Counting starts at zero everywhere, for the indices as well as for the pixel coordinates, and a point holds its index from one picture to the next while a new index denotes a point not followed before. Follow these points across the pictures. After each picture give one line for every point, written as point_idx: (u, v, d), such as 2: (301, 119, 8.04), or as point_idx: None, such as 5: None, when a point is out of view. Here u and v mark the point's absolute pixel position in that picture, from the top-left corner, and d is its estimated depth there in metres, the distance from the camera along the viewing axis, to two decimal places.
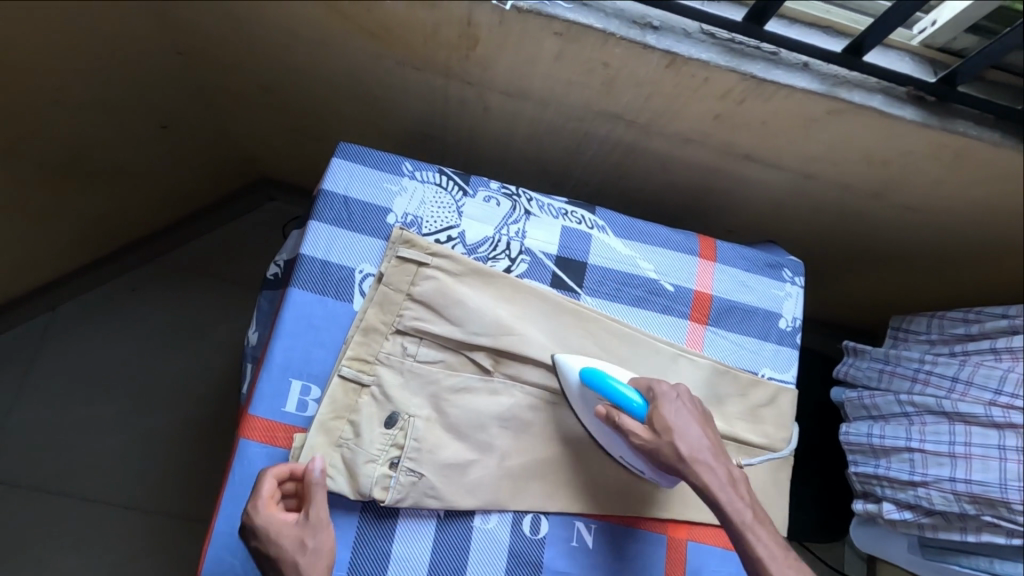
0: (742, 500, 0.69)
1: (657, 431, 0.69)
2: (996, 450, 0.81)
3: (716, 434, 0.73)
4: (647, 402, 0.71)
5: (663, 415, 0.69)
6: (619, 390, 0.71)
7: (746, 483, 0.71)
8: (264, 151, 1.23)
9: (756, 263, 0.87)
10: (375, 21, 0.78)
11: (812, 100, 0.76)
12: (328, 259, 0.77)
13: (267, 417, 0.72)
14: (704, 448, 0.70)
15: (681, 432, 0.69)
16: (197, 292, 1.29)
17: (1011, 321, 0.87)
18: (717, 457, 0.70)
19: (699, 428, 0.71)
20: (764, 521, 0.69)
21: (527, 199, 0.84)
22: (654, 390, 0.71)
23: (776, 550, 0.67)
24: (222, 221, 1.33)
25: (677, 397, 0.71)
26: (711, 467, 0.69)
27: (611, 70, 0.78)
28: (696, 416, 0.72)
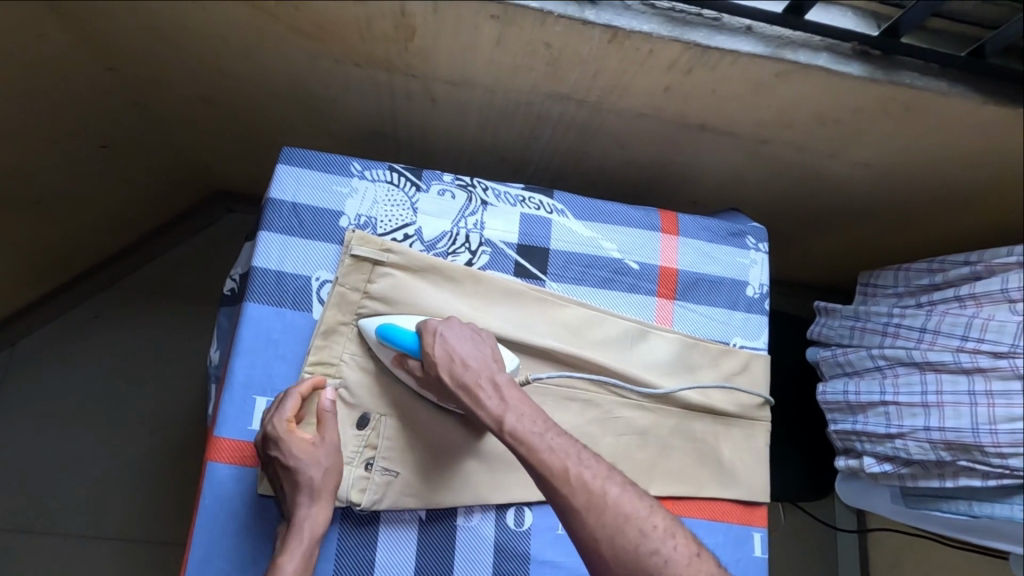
0: (503, 405, 0.68)
1: (427, 366, 0.69)
2: (968, 396, 0.82)
3: (491, 351, 0.72)
4: (418, 335, 0.70)
5: (428, 346, 0.69)
6: (404, 338, 0.70)
7: (512, 386, 0.69)
8: (217, 164, 1.19)
9: (719, 232, 0.87)
10: (306, 19, 0.75)
11: (758, 63, 0.75)
12: (282, 269, 0.75)
13: (234, 437, 0.70)
14: (465, 367, 0.69)
15: (442, 359, 0.68)
16: (164, 313, 1.26)
17: (973, 268, 0.88)
18: (481, 371, 0.69)
19: (467, 349, 0.70)
20: (528, 416, 0.67)
21: (482, 189, 0.82)
22: (426, 326, 0.70)
23: (536, 443, 0.65)
24: (182, 238, 1.30)
25: (444, 327, 0.71)
26: (471, 383, 0.68)
27: (554, 50, 0.76)
28: (466, 338, 0.71)
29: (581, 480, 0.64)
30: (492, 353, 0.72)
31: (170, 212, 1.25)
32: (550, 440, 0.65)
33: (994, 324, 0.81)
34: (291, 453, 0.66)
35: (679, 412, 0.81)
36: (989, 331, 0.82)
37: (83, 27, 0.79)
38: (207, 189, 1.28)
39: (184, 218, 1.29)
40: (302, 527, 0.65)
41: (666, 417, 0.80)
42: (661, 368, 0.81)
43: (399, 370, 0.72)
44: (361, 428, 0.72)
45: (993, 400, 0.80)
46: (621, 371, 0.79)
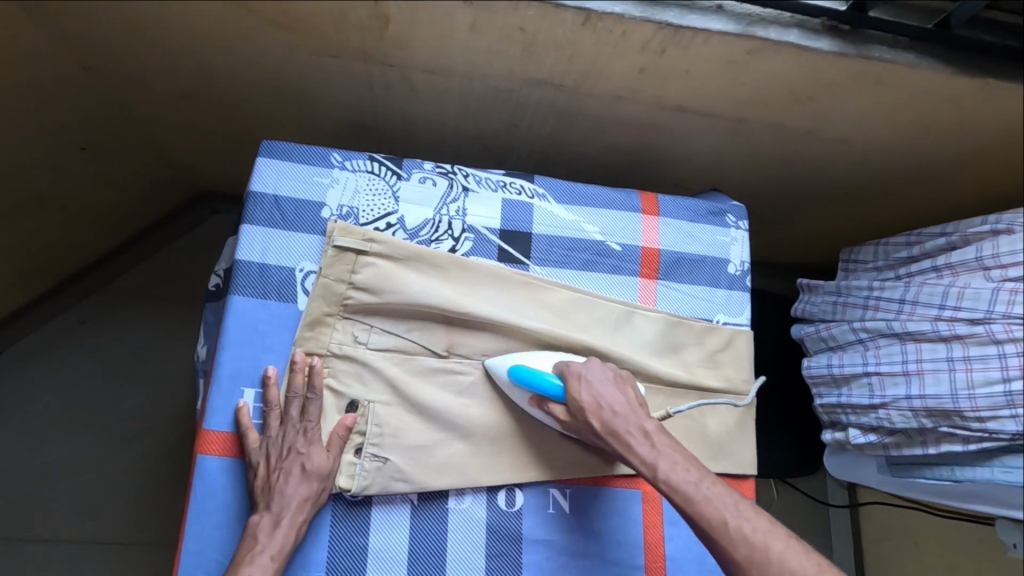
0: (653, 452, 0.70)
1: (574, 411, 0.71)
2: (947, 363, 0.83)
3: (635, 394, 0.74)
4: (562, 379, 0.72)
5: (575, 392, 0.71)
6: (546, 382, 0.72)
7: (663, 433, 0.71)
8: (200, 164, 1.19)
9: (699, 212, 0.88)
10: (280, 11, 0.75)
11: (730, 42, 0.75)
12: (265, 261, 0.75)
13: (223, 429, 0.70)
14: (614, 414, 0.71)
15: (591, 406, 0.70)
16: (153, 314, 1.26)
17: (948, 238, 0.90)
18: (628, 417, 0.71)
19: (614, 394, 0.72)
20: (680, 464, 0.69)
21: (463, 175, 0.83)
22: (568, 369, 0.72)
23: (689, 492, 0.68)
24: (169, 239, 1.29)
25: (589, 372, 0.72)
26: (620, 430, 0.70)
27: (528, 34, 0.76)
28: (610, 382, 0.73)
29: (740, 532, 0.66)
30: (636, 397, 0.73)
31: (156, 212, 1.25)
32: (704, 492, 0.67)
33: (969, 292, 0.83)
34: (310, 433, 0.69)
35: (665, 390, 0.82)
36: (965, 299, 0.83)
37: (55, 26, 0.78)
38: (192, 188, 1.28)
39: (170, 219, 1.29)
40: (302, 506, 0.67)
41: (653, 395, 0.81)
42: (647, 347, 0.82)
43: (536, 409, 0.74)
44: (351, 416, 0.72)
45: (971, 365, 0.81)
46: (607, 351, 0.80)
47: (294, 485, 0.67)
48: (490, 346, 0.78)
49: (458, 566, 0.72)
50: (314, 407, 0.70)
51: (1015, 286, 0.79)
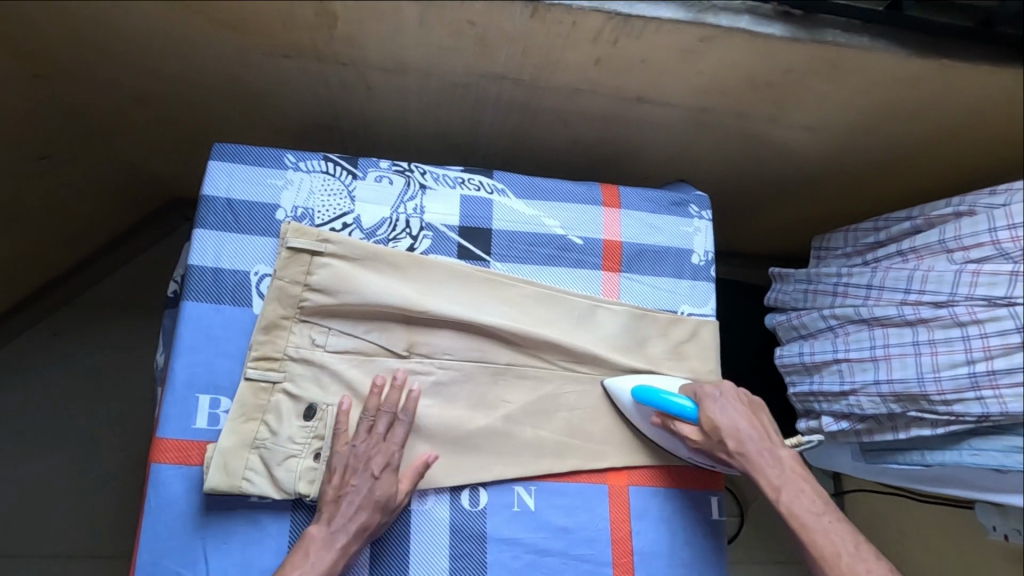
0: (780, 476, 0.72)
1: (707, 431, 0.73)
2: (913, 347, 0.83)
3: (768, 422, 0.75)
4: (697, 401, 0.75)
5: (709, 415, 0.73)
6: (669, 400, 0.75)
7: (792, 460, 0.73)
8: (164, 172, 1.17)
9: (662, 203, 0.87)
10: (225, 12, 0.74)
11: (681, 29, 0.75)
12: (219, 265, 0.74)
13: (178, 436, 0.69)
14: (748, 437, 0.73)
15: (726, 427, 0.73)
16: (114, 332, 1.20)
17: (913, 222, 0.89)
18: (762, 442, 0.73)
19: (746, 419, 0.74)
20: (806, 493, 0.71)
21: (420, 172, 0.82)
22: (702, 392, 0.75)
23: (810, 520, 0.69)
24: (133, 253, 1.24)
25: (724, 398, 0.75)
26: (753, 453, 0.72)
27: (478, 28, 0.76)
28: (742, 408, 0.75)
29: (850, 567, 0.67)
30: (768, 425, 0.75)
31: (116, 225, 1.20)
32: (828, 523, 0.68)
33: (933, 275, 0.82)
34: (372, 446, 0.69)
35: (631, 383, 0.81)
36: (929, 283, 0.82)
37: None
38: (156, 200, 1.24)
39: (134, 232, 1.25)
40: (356, 520, 0.66)
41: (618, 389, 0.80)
42: (611, 340, 0.81)
43: (659, 428, 0.77)
44: (309, 420, 0.71)
45: (936, 349, 0.80)
46: (570, 346, 0.79)
47: (356, 508, 0.66)
48: (452, 344, 0.76)
49: (422, 568, 0.71)
50: (399, 431, 0.70)
51: (977, 267, 0.78)
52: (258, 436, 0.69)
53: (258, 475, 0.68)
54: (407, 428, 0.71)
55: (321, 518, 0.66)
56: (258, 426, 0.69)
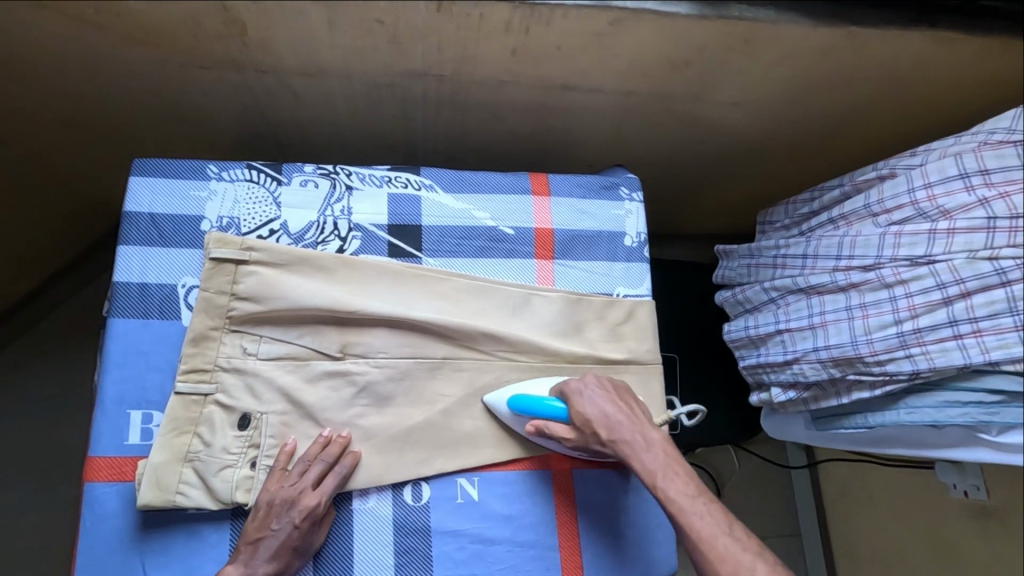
0: (656, 461, 0.70)
1: (578, 427, 0.72)
2: (846, 311, 0.83)
3: (638, 406, 0.74)
4: (564, 398, 0.74)
5: (578, 409, 0.72)
6: (544, 406, 0.73)
7: (665, 443, 0.71)
8: (98, 202, 1.12)
9: (591, 187, 0.88)
10: (133, 25, 0.74)
11: (588, 14, 0.75)
12: (145, 280, 0.74)
13: (111, 454, 0.69)
14: (617, 424, 0.71)
15: (596, 418, 0.71)
16: (56, 371, 1.13)
17: (842, 189, 0.90)
18: (634, 426, 0.72)
19: (614, 407, 0.73)
20: (680, 475, 0.69)
21: (346, 174, 0.82)
22: (566, 388, 0.74)
23: (687, 503, 0.67)
24: (69, 293, 1.16)
25: (595, 389, 0.74)
26: (626, 439, 0.71)
27: (388, 27, 0.76)
28: (611, 396, 0.74)
29: (728, 549, 0.65)
30: (638, 409, 0.74)
31: (49, 265, 1.13)
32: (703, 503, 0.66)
33: (860, 239, 0.83)
34: (309, 491, 0.68)
35: (569, 368, 0.81)
36: (857, 247, 0.83)
37: None
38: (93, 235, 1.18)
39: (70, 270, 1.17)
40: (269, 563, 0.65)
41: (557, 374, 0.81)
42: (548, 327, 0.82)
43: (537, 437, 0.74)
44: (243, 429, 0.71)
45: (867, 312, 0.81)
46: (506, 336, 0.79)
47: (272, 554, 0.65)
48: (386, 343, 0.76)
49: (367, 566, 0.71)
50: (332, 482, 0.69)
51: (899, 229, 0.79)
52: (191, 449, 0.69)
53: (193, 487, 0.68)
54: (341, 479, 0.70)
55: (236, 560, 0.66)
56: (191, 438, 0.69)
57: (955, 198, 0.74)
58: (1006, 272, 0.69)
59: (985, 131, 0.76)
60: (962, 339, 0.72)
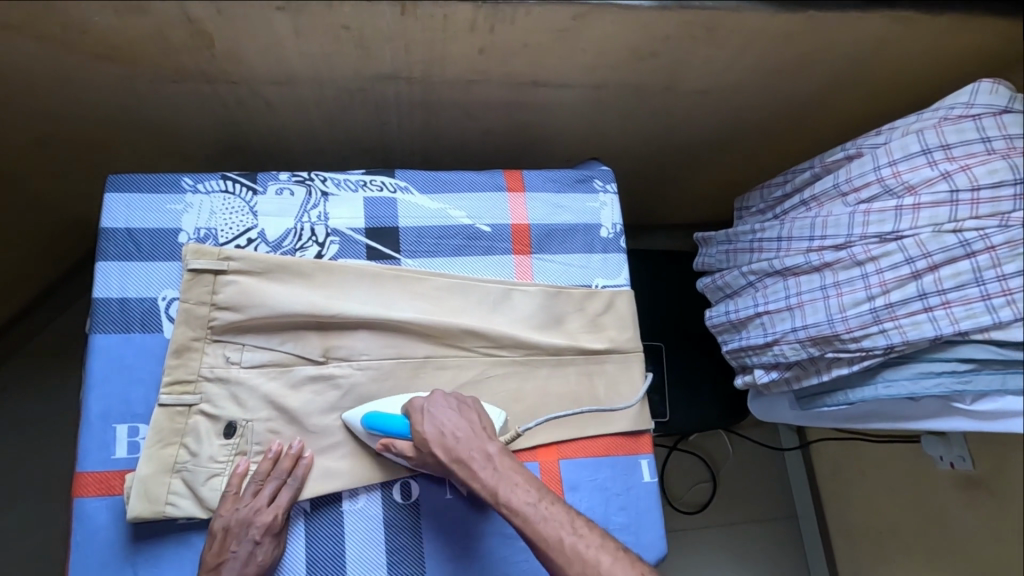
0: (492, 477, 0.68)
1: (418, 446, 0.70)
2: (821, 291, 0.84)
3: (479, 418, 0.72)
4: (407, 416, 0.72)
5: (417, 428, 0.70)
6: (395, 423, 0.71)
7: (501, 455, 0.69)
8: (78, 222, 1.12)
9: (565, 182, 0.90)
10: (99, 42, 0.75)
11: (551, 10, 0.76)
12: (125, 295, 0.75)
13: (99, 469, 0.69)
14: (457, 441, 0.69)
15: (432, 437, 0.69)
16: (47, 391, 1.13)
17: (813, 171, 0.92)
18: (472, 442, 0.70)
19: (454, 422, 0.71)
20: (521, 485, 0.68)
21: (321, 180, 0.83)
22: (410, 406, 0.72)
23: (530, 514, 0.66)
24: (56, 313, 1.17)
25: (432, 406, 0.72)
26: (464, 456, 0.69)
27: (355, 32, 0.77)
28: (452, 411, 0.72)
29: (575, 550, 0.65)
30: (479, 421, 0.72)
31: (32, 288, 1.13)
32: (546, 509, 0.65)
33: (831, 219, 0.84)
34: (263, 510, 0.68)
35: (551, 360, 0.82)
36: (829, 227, 0.84)
37: None
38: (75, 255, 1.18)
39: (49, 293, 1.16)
40: None
41: (539, 368, 0.82)
42: (529, 321, 0.83)
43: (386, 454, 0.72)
44: (229, 437, 0.72)
45: (841, 290, 0.82)
46: (487, 332, 0.80)
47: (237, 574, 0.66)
48: (369, 345, 0.77)
49: (359, 566, 0.71)
50: (286, 495, 0.69)
51: (867, 207, 0.80)
52: (179, 459, 0.70)
53: (181, 497, 0.69)
54: (296, 492, 0.70)
55: None
56: (179, 449, 0.70)
57: (919, 173, 0.76)
58: (970, 244, 0.71)
59: (944, 107, 0.78)
60: (932, 311, 0.73)
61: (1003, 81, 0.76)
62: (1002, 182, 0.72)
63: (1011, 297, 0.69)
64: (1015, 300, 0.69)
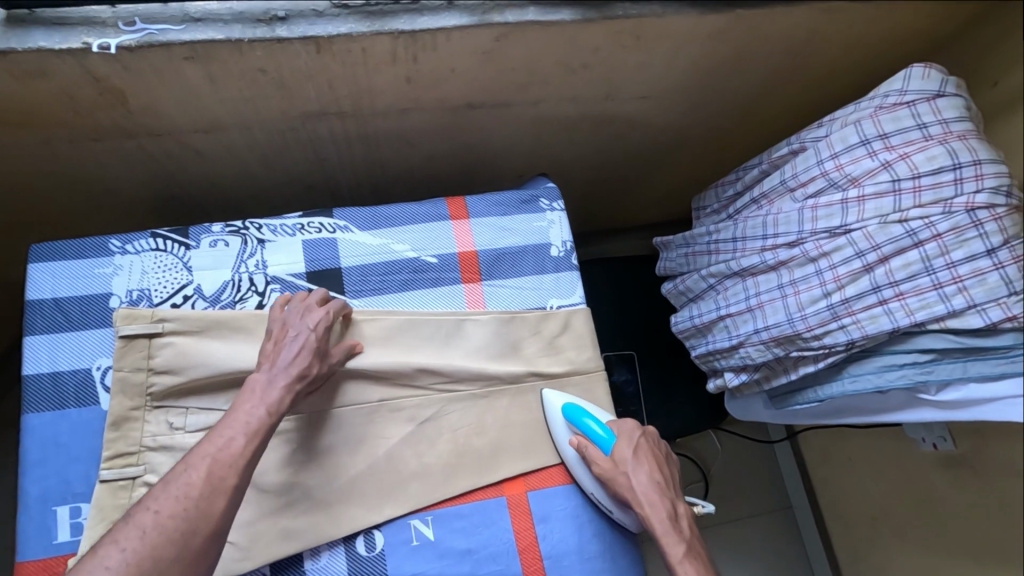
0: (679, 534, 0.69)
1: (617, 463, 0.72)
2: (779, 290, 0.82)
3: (674, 476, 0.75)
4: (613, 433, 0.75)
5: (623, 453, 0.73)
6: (588, 425, 0.75)
7: (690, 520, 0.71)
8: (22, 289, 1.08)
9: (510, 204, 0.88)
10: (7, 109, 0.72)
11: (471, 34, 0.75)
12: (56, 368, 0.71)
13: (39, 556, 0.66)
14: (654, 484, 0.71)
15: (634, 465, 0.72)
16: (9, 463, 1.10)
17: (760, 168, 0.91)
18: (666, 492, 0.71)
19: (655, 464, 0.73)
20: (699, 558, 0.68)
21: (256, 228, 0.80)
22: (620, 426, 0.76)
23: None
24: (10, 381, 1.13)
25: (644, 440, 0.75)
26: (656, 499, 0.70)
27: (272, 74, 0.75)
28: (655, 455, 0.74)
29: None
30: (673, 479, 0.74)
31: None
32: None
33: (781, 217, 0.82)
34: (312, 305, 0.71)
35: (511, 389, 0.80)
36: (780, 225, 0.82)
37: None
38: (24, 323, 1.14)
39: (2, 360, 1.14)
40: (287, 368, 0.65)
41: (498, 399, 0.79)
42: (484, 351, 0.80)
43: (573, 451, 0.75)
44: None
45: (798, 288, 0.79)
46: (441, 368, 0.77)
47: (295, 355, 0.66)
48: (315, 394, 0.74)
49: None
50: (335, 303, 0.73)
51: (815, 202, 0.79)
52: None
53: None
54: (343, 304, 0.74)
55: (261, 368, 0.66)
56: None
57: (861, 165, 0.75)
58: (917, 233, 0.70)
59: (880, 95, 0.77)
60: (887, 304, 0.72)
61: (934, 65, 0.75)
62: (942, 168, 0.71)
63: (963, 285, 0.68)
64: (967, 287, 0.68)
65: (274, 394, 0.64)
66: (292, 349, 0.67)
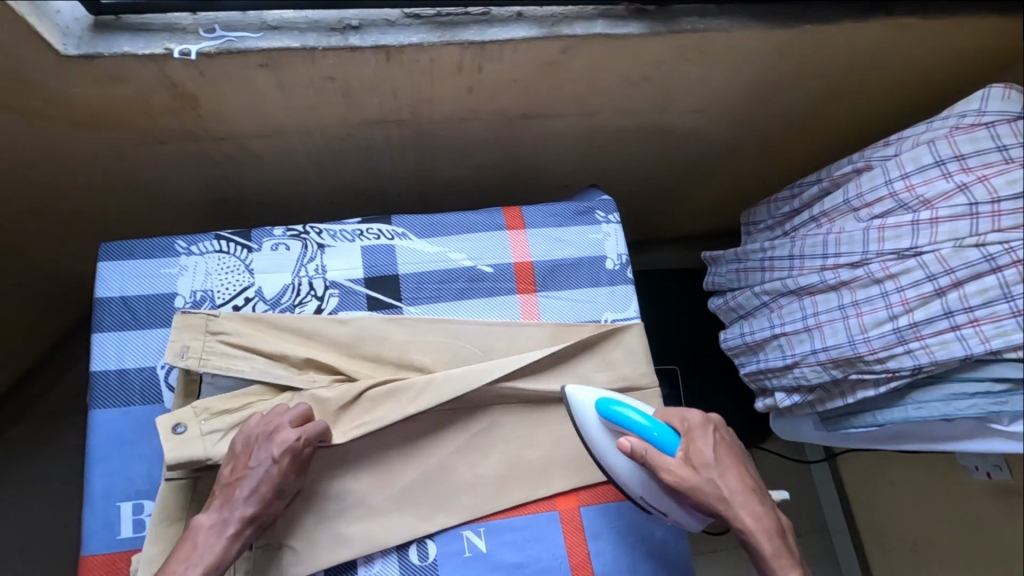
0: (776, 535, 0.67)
1: (696, 465, 0.67)
2: (839, 311, 0.80)
3: (750, 465, 0.71)
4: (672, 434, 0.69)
5: (704, 454, 0.68)
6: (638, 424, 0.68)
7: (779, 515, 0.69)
8: (77, 285, 1.10)
9: (566, 215, 0.88)
10: (84, 111, 0.74)
11: (538, 45, 0.75)
12: (123, 365, 0.73)
13: (104, 551, 0.67)
14: (742, 483, 0.68)
15: (717, 465, 0.68)
16: (56, 454, 1.12)
17: (820, 185, 0.89)
18: (754, 487, 0.68)
19: (735, 459, 0.69)
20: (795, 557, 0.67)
21: (317, 232, 0.81)
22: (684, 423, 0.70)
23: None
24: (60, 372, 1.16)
25: (719, 437, 0.70)
26: (747, 500, 0.67)
27: (340, 82, 0.75)
28: (729, 448, 0.70)
29: None
30: (752, 469, 0.71)
31: (33, 353, 1.12)
32: None
33: (844, 236, 0.80)
34: (278, 433, 0.65)
35: None
36: (843, 244, 0.81)
37: None
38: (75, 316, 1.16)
39: (50, 354, 1.16)
40: (235, 516, 0.62)
41: (551, 412, 0.79)
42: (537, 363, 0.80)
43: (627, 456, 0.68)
44: None
45: (861, 310, 0.78)
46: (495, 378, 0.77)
47: (249, 494, 0.63)
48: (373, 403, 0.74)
49: None
50: (312, 427, 0.66)
51: (882, 222, 0.77)
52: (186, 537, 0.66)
53: None
54: (323, 428, 0.66)
55: (213, 502, 0.63)
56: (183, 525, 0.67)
57: (934, 186, 0.74)
58: (996, 258, 0.68)
59: (955, 115, 0.76)
60: (960, 329, 0.69)
61: (1013, 89, 0.75)
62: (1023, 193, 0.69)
63: None
64: None
65: (210, 548, 0.61)
66: (242, 489, 0.63)
